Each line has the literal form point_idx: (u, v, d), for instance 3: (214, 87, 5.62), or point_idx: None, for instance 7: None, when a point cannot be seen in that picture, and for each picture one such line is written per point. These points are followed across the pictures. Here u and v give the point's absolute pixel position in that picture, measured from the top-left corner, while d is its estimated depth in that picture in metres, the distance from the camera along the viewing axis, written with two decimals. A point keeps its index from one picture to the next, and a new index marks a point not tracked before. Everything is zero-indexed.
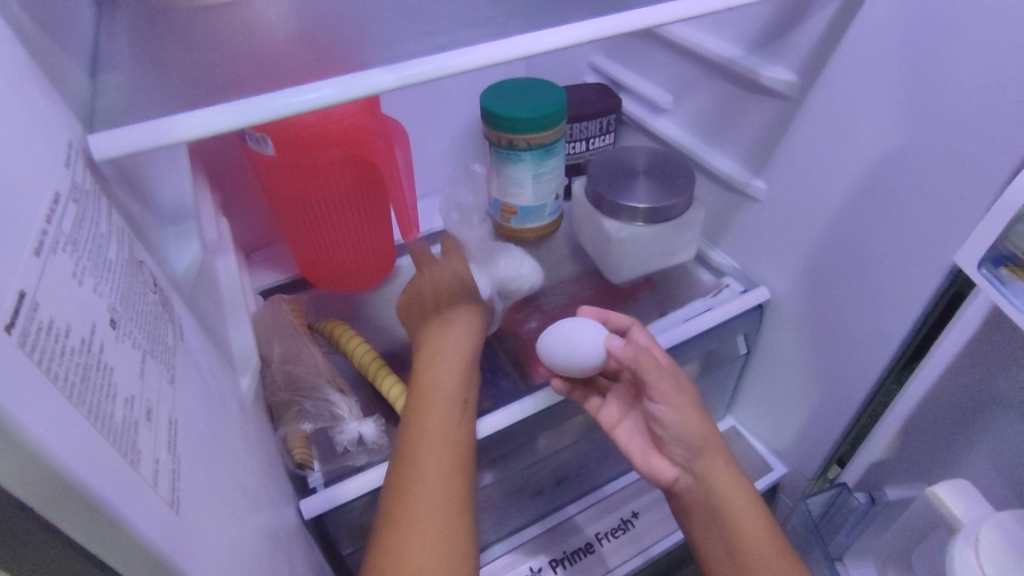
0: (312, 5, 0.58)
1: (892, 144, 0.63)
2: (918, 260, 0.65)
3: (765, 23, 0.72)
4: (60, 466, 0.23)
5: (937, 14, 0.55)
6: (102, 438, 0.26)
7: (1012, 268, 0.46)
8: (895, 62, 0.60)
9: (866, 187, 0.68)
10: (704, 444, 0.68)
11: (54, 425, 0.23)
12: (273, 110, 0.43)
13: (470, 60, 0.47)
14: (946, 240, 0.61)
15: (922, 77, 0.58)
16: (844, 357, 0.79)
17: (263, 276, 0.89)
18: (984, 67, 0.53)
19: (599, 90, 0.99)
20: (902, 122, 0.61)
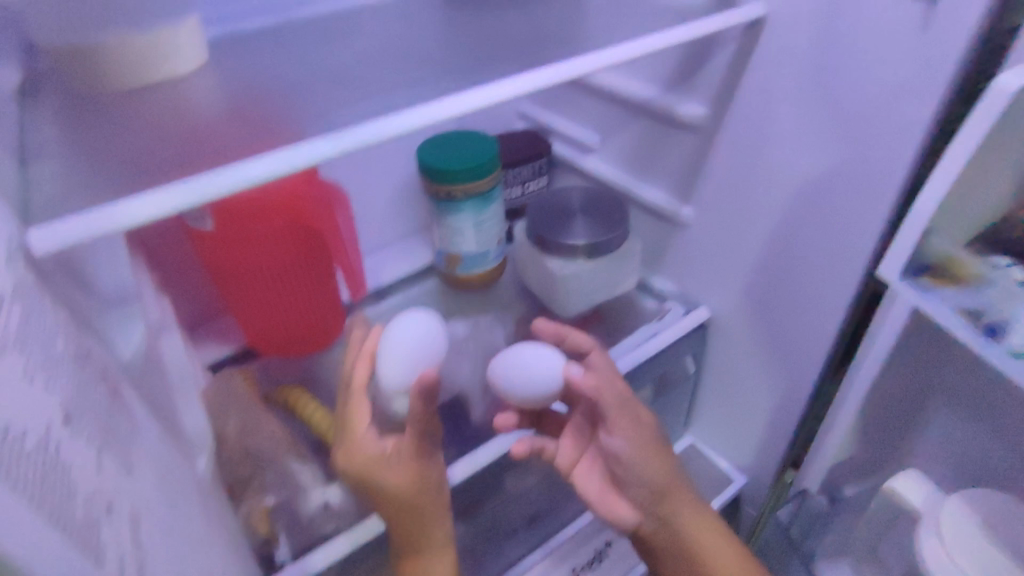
0: (242, 78, 0.59)
1: (799, 166, 0.69)
2: (837, 269, 0.70)
3: (675, 66, 0.78)
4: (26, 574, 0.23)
5: (821, 51, 0.62)
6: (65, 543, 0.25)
7: (933, 275, 0.49)
8: (792, 94, 0.66)
9: (783, 206, 0.73)
10: (668, 485, 0.70)
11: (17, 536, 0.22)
12: (215, 188, 0.43)
13: (405, 123, 0.50)
14: (858, 249, 0.67)
15: (817, 106, 0.64)
16: (785, 366, 0.83)
17: (211, 350, 0.87)
18: (866, 94, 0.60)
19: (529, 136, 1.03)
20: (805, 146, 0.67)
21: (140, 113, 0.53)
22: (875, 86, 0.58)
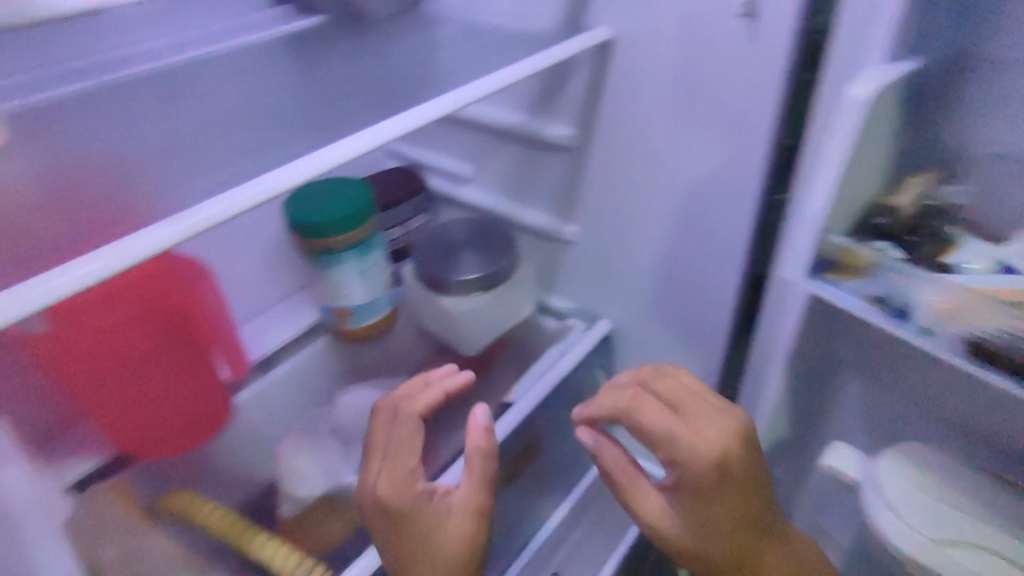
0: (73, 174, 0.47)
1: (688, 177, 0.71)
2: (719, 267, 0.74)
3: (536, 91, 0.79)
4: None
5: (693, 62, 0.64)
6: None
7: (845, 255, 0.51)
8: (667, 98, 0.67)
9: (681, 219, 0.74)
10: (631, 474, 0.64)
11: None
12: (24, 301, 0.34)
13: (263, 190, 0.43)
14: (728, 237, 0.71)
15: (693, 104, 0.66)
16: (698, 345, 0.83)
17: (66, 466, 0.71)
18: (736, 93, 0.62)
19: (403, 174, 0.98)
20: (696, 149, 0.68)
21: None
22: (747, 89, 0.61)
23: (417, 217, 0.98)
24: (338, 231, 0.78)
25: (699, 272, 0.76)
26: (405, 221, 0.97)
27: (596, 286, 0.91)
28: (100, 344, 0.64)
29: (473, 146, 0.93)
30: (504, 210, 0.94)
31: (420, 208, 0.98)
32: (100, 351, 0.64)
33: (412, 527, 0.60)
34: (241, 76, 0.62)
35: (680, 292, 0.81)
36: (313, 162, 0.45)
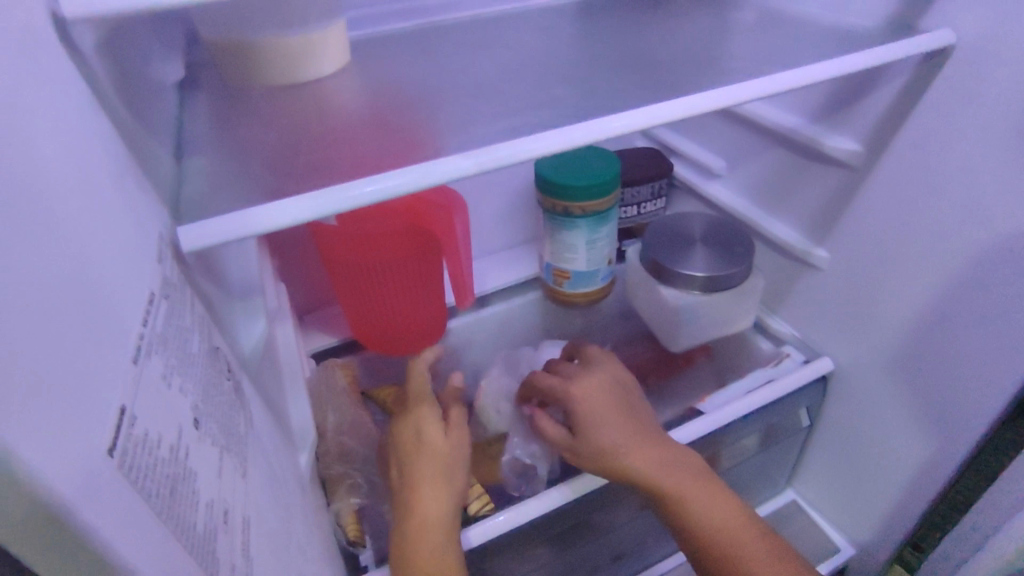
0: (389, 100, 0.54)
1: (992, 229, 0.59)
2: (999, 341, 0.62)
3: (824, 96, 0.72)
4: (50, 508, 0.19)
5: None
6: (176, 539, 0.25)
7: None
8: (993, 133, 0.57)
9: (965, 272, 0.63)
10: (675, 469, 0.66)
11: (103, 508, 0.21)
12: (344, 200, 0.42)
13: (543, 145, 0.46)
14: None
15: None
16: (938, 418, 0.71)
17: (315, 339, 0.87)
18: None
19: (651, 155, 0.97)
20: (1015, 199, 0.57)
21: (286, 107, 0.53)
22: None
23: (654, 201, 0.97)
24: (582, 196, 0.81)
25: (962, 342, 0.65)
26: (641, 203, 0.96)
27: (828, 321, 0.82)
28: (372, 248, 0.75)
29: (735, 144, 0.89)
30: (748, 215, 0.89)
31: (659, 193, 0.96)
32: (371, 251, 0.75)
33: (411, 463, 0.64)
34: (540, 37, 0.66)
35: (937, 361, 0.69)
36: (591, 128, 0.47)
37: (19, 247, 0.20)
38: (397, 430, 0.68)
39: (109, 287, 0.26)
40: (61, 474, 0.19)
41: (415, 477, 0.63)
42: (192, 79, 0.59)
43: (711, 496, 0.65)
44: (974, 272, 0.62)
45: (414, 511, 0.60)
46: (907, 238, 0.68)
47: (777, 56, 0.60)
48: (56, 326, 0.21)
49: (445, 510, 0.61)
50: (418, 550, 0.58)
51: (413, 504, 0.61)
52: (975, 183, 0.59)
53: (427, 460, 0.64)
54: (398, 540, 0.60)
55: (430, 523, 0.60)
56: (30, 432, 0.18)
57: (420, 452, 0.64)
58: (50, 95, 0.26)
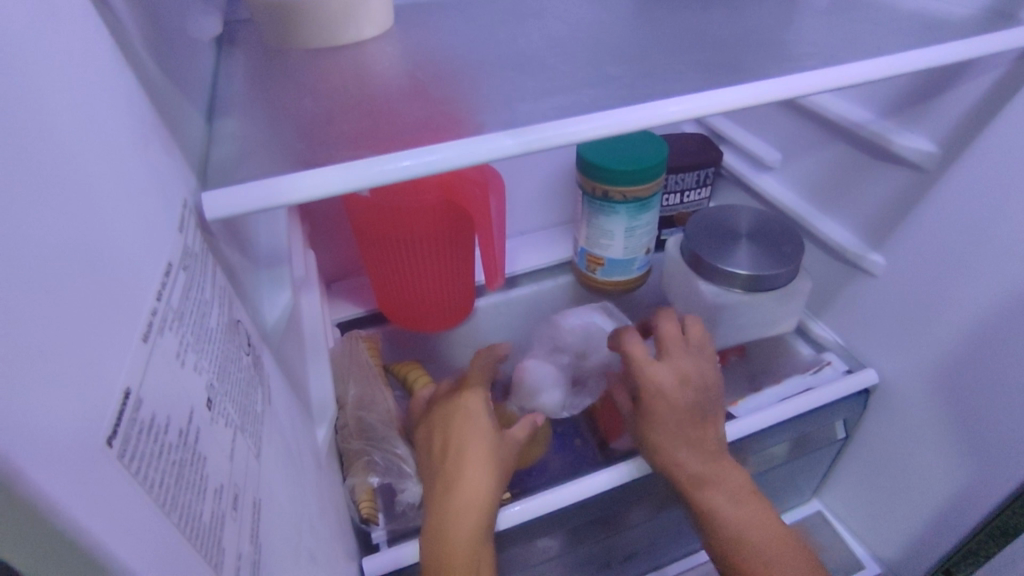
0: (432, 68, 0.52)
1: None
2: None
3: (898, 90, 0.66)
4: (38, 506, 0.17)
5: None
6: (179, 531, 0.24)
7: None
8: None
9: None
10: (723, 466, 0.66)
11: (100, 505, 0.19)
12: (377, 175, 0.40)
13: (592, 127, 0.43)
14: None
15: None
16: (987, 445, 0.67)
17: (341, 308, 0.86)
18: None
19: (701, 141, 0.93)
20: None
21: (324, 71, 0.51)
22: None
23: (700, 190, 0.93)
24: (624, 181, 0.78)
25: (1023, 368, 0.61)
26: (685, 191, 0.92)
27: (876, 331, 0.78)
28: (404, 222, 0.73)
29: (793, 135, 0.83)
30: (800, 214, 0.84)
31: (705, 182, 0.92)
32: (403, 225, 0.73)
33: (453, 442, 0.63)
34: (595, 10, 0.62)
35: (991, 384, 0.65)
36: (647, 112, 0.44)
37: (23, 212, 0.19)
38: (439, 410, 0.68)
39: (120, 257, 0.24)
40: (52, 469, 0.18)
41: (461, 459, 0.62)
42: (230, 37, 0.57)
43: (753, 505, 0.65)
44: None
45: (460, 488, 0.60)
46: (976, 249, 0.63)
47: (854, 43, 0.55)
48: (61, 302, 0.20)
49: (491, 494, 0.61)
50: (459, 526, 0.57)
51: (458, 480, 0.60)
52: None
53: (476, 439, 0.63)
54: (437, 511, 0.59)
55: (472, 502, 0.59)
56: (20, 422, 0.17)
57: (471, 432, 0.64)
58: (70, 49, 0.24)
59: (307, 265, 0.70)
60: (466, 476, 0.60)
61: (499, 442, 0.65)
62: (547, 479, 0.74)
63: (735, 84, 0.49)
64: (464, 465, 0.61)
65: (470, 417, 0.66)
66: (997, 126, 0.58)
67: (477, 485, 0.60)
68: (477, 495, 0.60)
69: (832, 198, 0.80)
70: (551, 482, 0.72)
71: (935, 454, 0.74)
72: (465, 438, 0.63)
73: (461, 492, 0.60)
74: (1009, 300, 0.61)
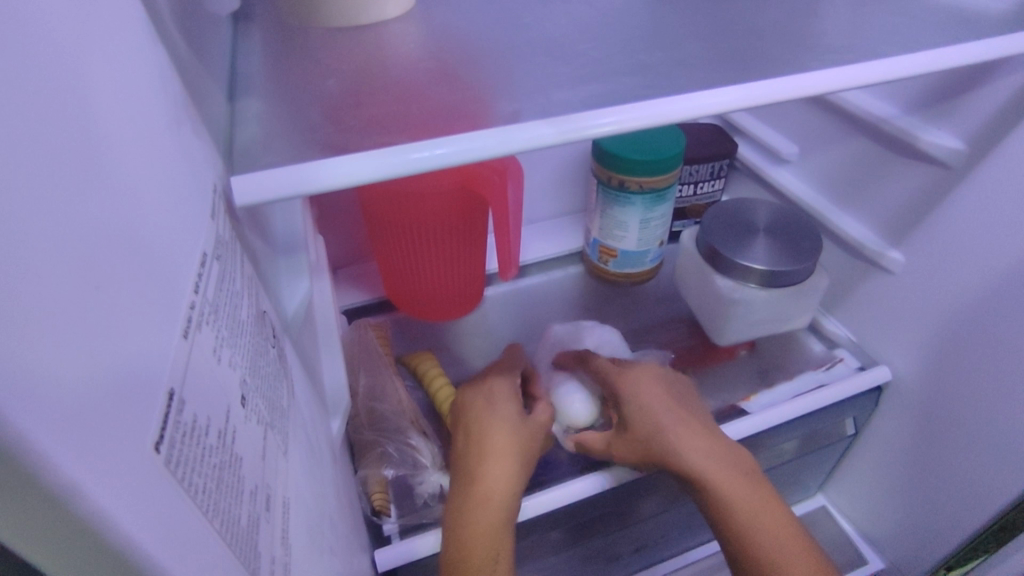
0: (459, 51, 0.50)
1: None
2: None
3: (927, 85, 0.65)
4: (92, 520, 0.16)
5: None
6: (221, 539, 0.22)
7: None
8: None
9: None
10: (729, 453, 0.65)
11: (151, 517, 0.18)
12: (410, 164, 0.38)
13: (631, 118, 0.42)
14: None
15: None
16: (996, 446, 0.67)
17: (349, 295, 0.85)
18: None
19: (717, 132, 0.92)
20: None
21: (346, 52, 0.49)
22: None
23: (714, 182, 0.92)
24: (642, 172, 0.76)
25: None
26: (699, 183, 0.90)
27: (891, 329, 0.78)
28: (418, 210, 0.71)
29: (814, 129, 0.82)
30: (818, 209, 0.84)
31: (720, 174, 0.91)
32: (416, 212, 0.72)
33: (479, 433, 0.63)
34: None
35: (1002, 386, 0.65)
36: (688, 103, 0.43)
37: (65, 201, 0.17)
38: (466, 406, 0.67)
39: (158, 248, 0.22)
40: (108, 485, 0.16)
41: (486, 449, 0.61)
42: (246, 13, 0.55)
43: (762, 502, 0.62)
44: None
45: (482, 479, 0.59)
46: (996, 248, 0.62)
47: (889, 35, 0.54)
48: (107, 296, 0.18)
49: (512, 487, 0.60)
50: (480, 522, 0.57)
51: (480, 475, 0.59)
52: None
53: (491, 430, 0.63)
54: (457, 506, 0.58)
55: (494, 497, 0.58)
56: (79, 429, 0.16)
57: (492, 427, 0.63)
58: (104, 20, 0.22)
59: (319, 253, 0.68)
60: (489, 468, 0.60)
61: (527, 439, 0.64)
62: (560, 472, 0.73)
63: (773, 76, 0.47)
64: (488, 455, 0.61)
65: (493, 413, 0.65)
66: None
67: (499, 477, 0.59)
68: (499, 486, 0.59)
69: (850, 193, 0.79)
70: (562, 476, 0.72)
71: (944, 454, 0.74)
72: (490, 430, 0.63)
73: (483, 484, 0.59)
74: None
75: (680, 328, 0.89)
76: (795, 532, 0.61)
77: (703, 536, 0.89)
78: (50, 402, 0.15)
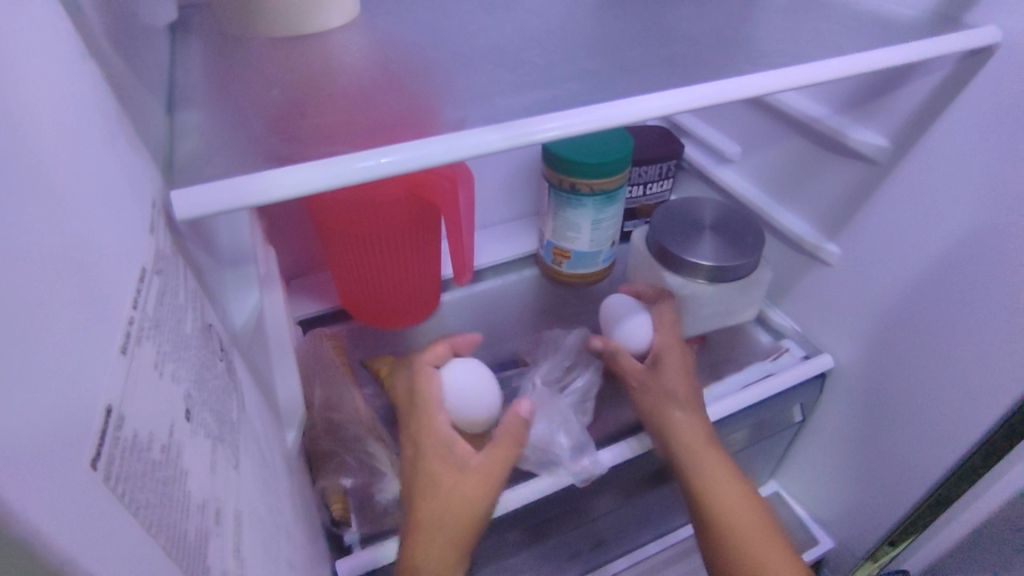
0: (402, 59, 0.50)
1: (999, 230, 0.58)
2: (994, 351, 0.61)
3: (854, 85, 0.69)
4: (21, 536, 0.16)
5: None
6: (167, 554, 0.22)
7: None
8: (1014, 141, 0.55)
9: (970, 280, 0.62)
10: (704, 442, 0.68)
11: (89, 534, 0.18)
12: (355, 172, 0.38)
13: (576, 122, 0.43)
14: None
15: None
16: (926, 424, 0.71)
17: (303, 305, 0.84)
18: None
19: (664, 135, 0.94)
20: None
21: (288, 62, 0.48)
22: None
23: (662, 182, 0.94)
24: (591, 175, 0.78)
25: (963, 351, 0.64)
26: (649, 183, 0.93)
27: (832, 318, 0.81)
28: (371, 219, 0.72)
29: (753, 129, 0.86)
30: (760, 206, 0.87)
31: (668, 174, 0.93)
32: (370, 219, 0.72)
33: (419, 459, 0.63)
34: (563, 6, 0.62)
35: (932, 368, 0.68)
36: (630, 107, 0.45)
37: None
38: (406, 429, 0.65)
39: (90, 264, 0.22)
40: (43, 500, 0.16)
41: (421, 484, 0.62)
42: (184, 24, 0.54)
43: (729, 486, 0.66)
44: (982, 281, 0.61)
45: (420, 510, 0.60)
46: (921, 237, 0.66)
47: (814, 41, 0.57)
48: (39, 314, 0.18)
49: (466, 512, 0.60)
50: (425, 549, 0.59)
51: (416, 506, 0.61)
52: (991, 191, 0.58)
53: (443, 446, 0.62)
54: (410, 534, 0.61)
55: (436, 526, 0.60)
56: (8, 444, 0.16)
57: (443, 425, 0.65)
58: (29, 36, 0.22)
59: (271, 264, 0.68)
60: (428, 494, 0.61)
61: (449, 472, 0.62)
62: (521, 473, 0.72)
63: (707, 81, 0.49)
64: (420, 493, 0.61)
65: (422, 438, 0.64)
66: (943, 122, 0.61)
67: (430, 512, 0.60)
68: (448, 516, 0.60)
69: (790, 190, 0.83)
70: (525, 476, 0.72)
71: (883, 435, 0.77)
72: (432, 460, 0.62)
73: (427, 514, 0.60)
74: (952, 288, 0.64)
75: None
76: (765, 526, 0.63)
77: (665, 526, 0.91)
78: None
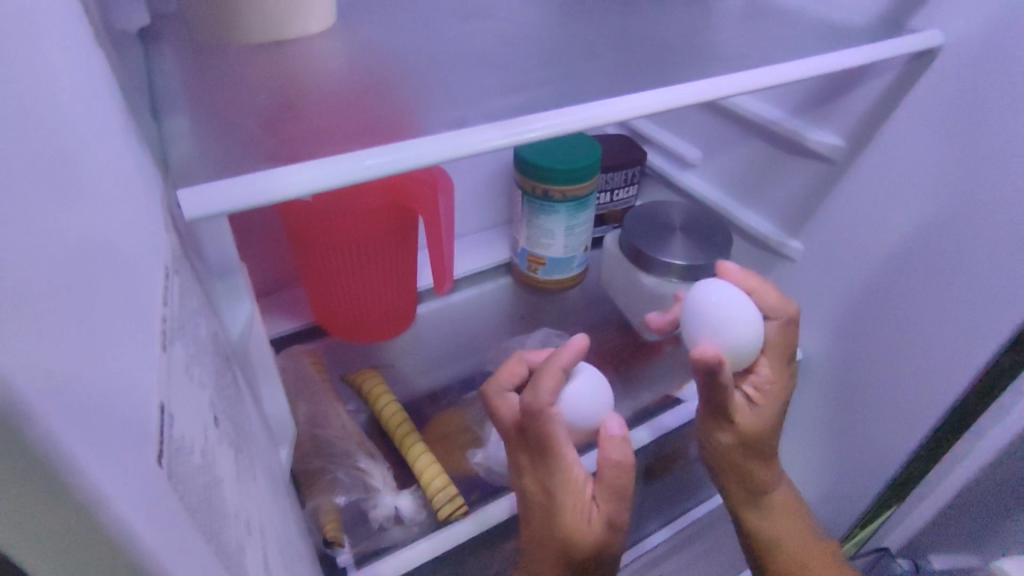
0: (388, 65, 0.50)
1: (951, 217, 0.63)
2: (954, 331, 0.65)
3: (808, 89, 0.73)
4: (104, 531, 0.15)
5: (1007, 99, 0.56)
6: (218, 561, 0.21)
7: None
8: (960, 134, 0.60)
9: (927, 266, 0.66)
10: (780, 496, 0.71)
11: (162, 532, 0.17)
12: (361, 172, 0.38)
13: (569, 120, 0.45)
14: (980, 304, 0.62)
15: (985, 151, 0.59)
16: (892, 404, 0.75)
17: (274, 324, 0.81)
18: None
19: (627, 142, 0.97)
20: (977, 194, 0.60)
21: (271, 68, 0.47)
22: None
23: (628, 188, 0.97)
24: (564, 181, 0.79)
25: (924, 333, 0.69)
26: (615, 189, 0.95)
27: (797, 311, 0.85)
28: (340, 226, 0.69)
29: (713, 134, 0.90)
30: (724, 207, 0.91)
31: (633, 180, 0.96)
32: (347, 231, 0.70)
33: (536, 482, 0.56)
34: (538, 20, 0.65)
35: (896, 351, 0.73)
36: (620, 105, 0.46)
37: (46, 199, 0.16)
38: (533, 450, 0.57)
39: (126, 256, 0.21)
40: (119, 478, 0.15)
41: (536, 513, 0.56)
42: (155, 32, 0.52)
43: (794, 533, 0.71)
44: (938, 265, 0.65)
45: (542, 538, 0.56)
46: (878, 228, 0.71)
47: (775, 45, 0.60)
48: (95, 300, 0.17)
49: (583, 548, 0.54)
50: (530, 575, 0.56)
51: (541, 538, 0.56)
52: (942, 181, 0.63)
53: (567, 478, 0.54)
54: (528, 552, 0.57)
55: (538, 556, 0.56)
56: (90, 434, 0.14)
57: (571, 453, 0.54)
58: (52, 19, 0.21)
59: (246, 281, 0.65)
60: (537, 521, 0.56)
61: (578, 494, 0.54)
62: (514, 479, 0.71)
63: (686, 82, 0.52)
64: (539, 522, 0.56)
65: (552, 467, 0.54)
66: (892, 120, 0.66)
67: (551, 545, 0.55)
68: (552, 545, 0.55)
69: (751, 191, 0.87)
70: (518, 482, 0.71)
71: (852, 420, 0.81)
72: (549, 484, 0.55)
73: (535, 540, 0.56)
74: (910, 274, 0.68)
75: (610, 329, 0.92)
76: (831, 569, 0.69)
77: None
78: (64, 400, 0.14)
